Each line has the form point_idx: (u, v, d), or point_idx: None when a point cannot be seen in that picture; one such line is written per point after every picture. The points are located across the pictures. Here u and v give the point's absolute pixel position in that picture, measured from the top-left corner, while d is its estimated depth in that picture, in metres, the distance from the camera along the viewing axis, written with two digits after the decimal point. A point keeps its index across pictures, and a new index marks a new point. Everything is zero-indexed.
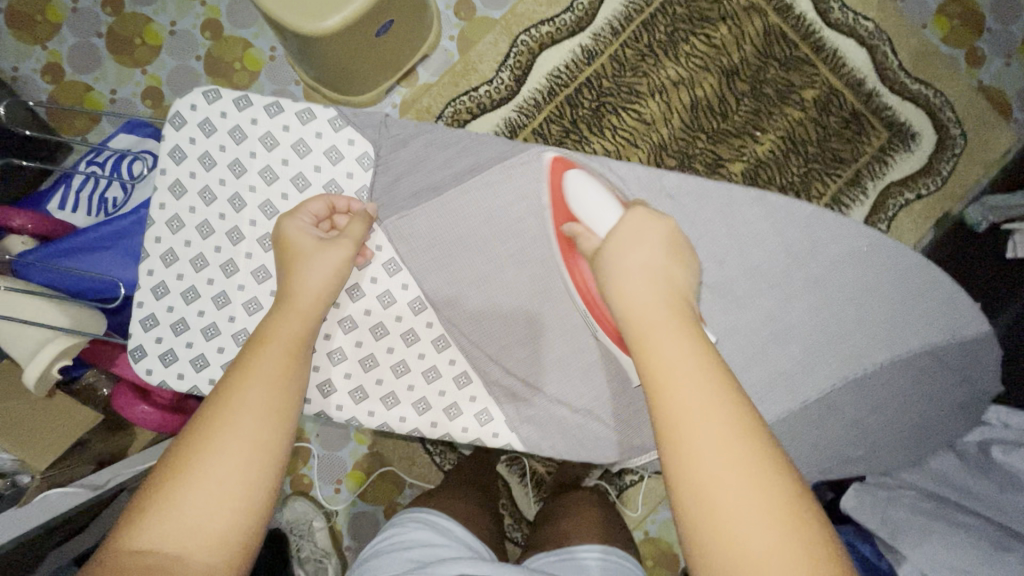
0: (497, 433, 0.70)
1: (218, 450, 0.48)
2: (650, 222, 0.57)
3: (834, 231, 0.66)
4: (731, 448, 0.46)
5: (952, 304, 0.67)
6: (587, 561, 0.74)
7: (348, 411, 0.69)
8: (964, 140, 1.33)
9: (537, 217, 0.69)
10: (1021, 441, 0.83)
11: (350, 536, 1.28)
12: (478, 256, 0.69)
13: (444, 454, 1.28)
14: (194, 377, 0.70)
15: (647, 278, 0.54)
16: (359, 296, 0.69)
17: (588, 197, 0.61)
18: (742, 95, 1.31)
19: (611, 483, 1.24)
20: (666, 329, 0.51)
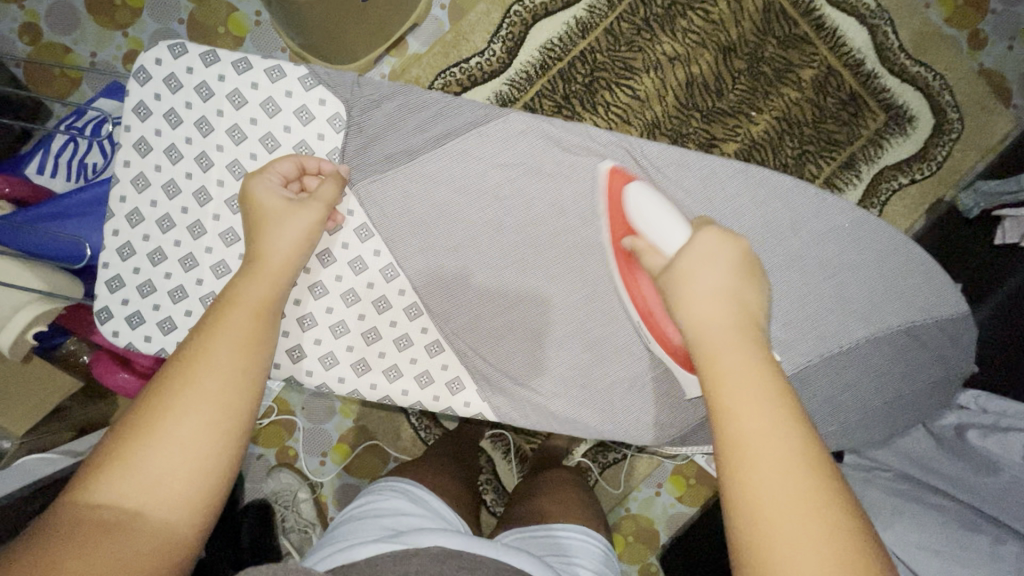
0: (469, 402, 0.70)
1: (180, 409, 0.48)
2: (720, 244, 0.56)
3: (816, 208, 0.66)
4: (778, 477, 0.43)
5: (931, 285, 0.67)
6: (561, 539, 0.74)
7: (319, 376, 0.69)
8: (962, 124, 1.31)
9: (513, 184, 0.68)
10: (997, 425, 0.83)
11: (336, 508, 1.29)
12: (454, 224, 0.68)
13: (429, 429, 1.29)
14: (161, 341, 0.69)
15: (718, 298, 0.54)
16: (330, 261, 0.68)
17: (648, 216, 0.61)
18: (739, 73, 1.28)
19: (594, 461, 1.26)
20: (733, 350, 0.51)
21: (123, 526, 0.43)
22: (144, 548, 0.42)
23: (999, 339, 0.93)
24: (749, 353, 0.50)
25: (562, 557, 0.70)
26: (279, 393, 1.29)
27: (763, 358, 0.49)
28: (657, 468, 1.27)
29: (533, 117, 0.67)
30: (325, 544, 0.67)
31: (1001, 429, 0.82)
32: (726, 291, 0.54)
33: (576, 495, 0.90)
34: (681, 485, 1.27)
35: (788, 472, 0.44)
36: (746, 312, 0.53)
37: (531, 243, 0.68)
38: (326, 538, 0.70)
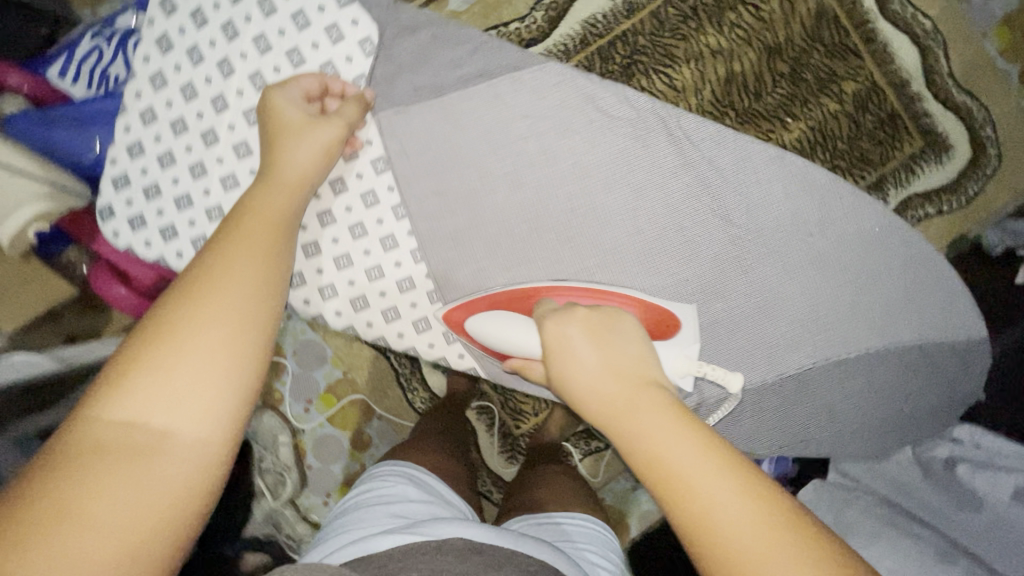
0: (463, 353, 0.70)
1: (195, 329, 0.47)
2: (565, 329, 0.55)
3: (845, 207, 0.64)
4: (741, 525, 0.42)
5: (949, 306, 0.66)
6: (565, 526, 0.74)
7: (315, 307, 0.68)
8: (999, 162, 1.28)
9: (539, 139, 0.65)
10: (989, 462, 0.82)
11: (314, 456, 1.28)
12: (473, 172, 0.66)
13: (417, 393, 1.29)
14: (160, 248, 0.68)
15: (600, 373, 0.52)
16: (342, 190, 0.67)
17: (504, 330, 0.61)
18: (781, 77, 1.25)
19: (576, 446, 1.27)
20: (643, 416, 0.49)
21: (155, 442, 0.43)
22: (179, 465, 0.43)
23: (1002, 376, 0.92)
24: (662, 425, 0.48)
25: (570, 543, 0.71)
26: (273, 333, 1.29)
27: (671, 419, 0.48)
28: None
29: (570, 70, 0.65)
30: (333, 534, 0.66)
31: (993, 466, 0.81)
32: (606, 366, 0.53)
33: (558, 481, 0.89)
34: None
35: (748, 516, 0.42)
36: (634, 379, 0.52)
37: (549, 202, 0.65)
38: (331, 529, 0.68)
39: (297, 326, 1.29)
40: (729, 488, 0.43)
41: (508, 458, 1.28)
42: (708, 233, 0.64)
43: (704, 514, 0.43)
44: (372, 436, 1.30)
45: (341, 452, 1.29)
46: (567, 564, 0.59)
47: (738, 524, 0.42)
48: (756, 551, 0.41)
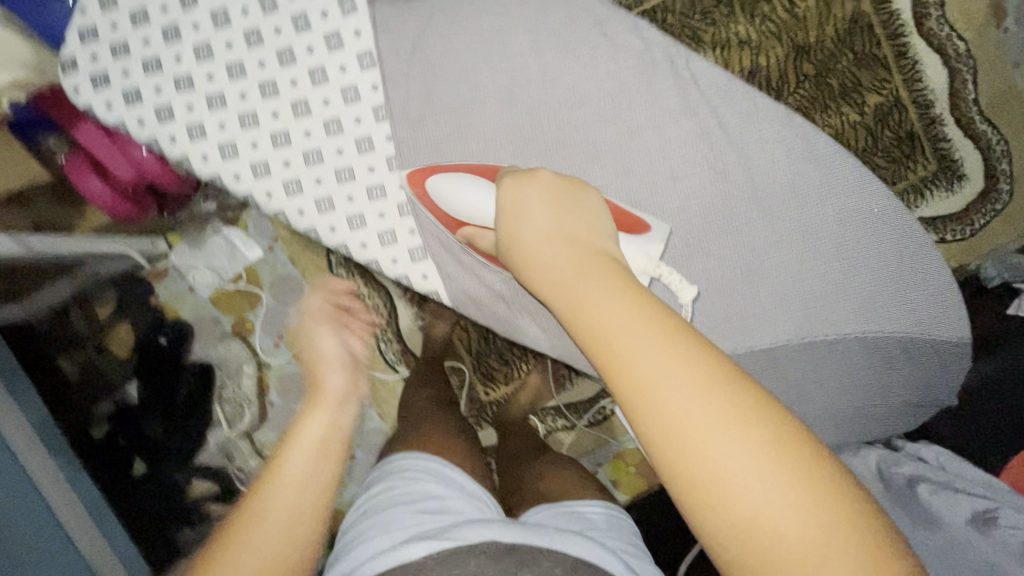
0: (426, 275, 0.69)
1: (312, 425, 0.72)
2: (523, 189, 0.55)
3: (841, 181, 0.62)
4: (713, 431, 0.41)
5: (934, 309, 0.64)
6: (586, 514, 0.73)
7: (278, 202, 0.67)
8: (1009, 198, 1.26)
9: (542, 74, 0.63)
10: (950, 484, 0.81)
11: (277, 395, 1.26)
12: (467, 85, 0.64)
13: (389, 343, 1.27)
14: (123, 112, 0.66)
15: (553, 242, 0.53)
16: (322, 81, 0.65)
17: (461, 195, 0.60)
18: (804, 78, 1.22)
19: (542, 422, 1.26)
20: (592, 290, 0.49)
21: None
22: None
23: (979, 404, 0.91)
24: (624, 309, 0.46)
25: (595, 531, 0.69)
26: (252, 264, 1.25)
27: (648, 323, 0.45)
28: (602, 447, 1.28)
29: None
30: (359, 539, 0.65)
31: (953, 488, 0.80)
32: (559, 236, 0.53)
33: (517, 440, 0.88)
34: (619, 469, 1.27)
35: (717, 423, 0.41)
36: (587, 249, 0.52)
37: (542, 131, 0.63)
38: (357, 533, 0.67)
39: (278, 259, 1.26)
40: (700, 395, 0.42)
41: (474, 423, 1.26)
42: (701, 188, 0.62)
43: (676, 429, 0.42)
44: None
45: (304, 393, 1.27)
46: (605, 556, 0.58)
47: (711, 434, 0.41)
48: (730, 458, 0.40)
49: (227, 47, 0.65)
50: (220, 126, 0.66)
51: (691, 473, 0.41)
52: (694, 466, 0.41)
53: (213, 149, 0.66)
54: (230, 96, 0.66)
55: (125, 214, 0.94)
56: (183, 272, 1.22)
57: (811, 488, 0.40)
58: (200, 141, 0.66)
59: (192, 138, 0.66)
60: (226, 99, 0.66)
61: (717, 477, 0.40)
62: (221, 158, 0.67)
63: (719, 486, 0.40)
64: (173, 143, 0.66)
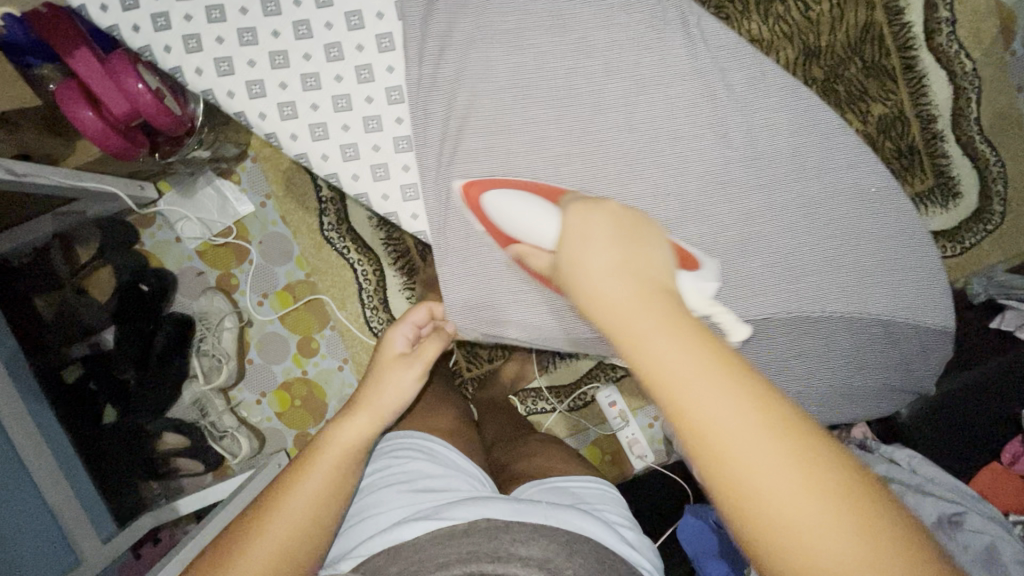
0: (416, 215, 0.68)
1: (336, 434, 0.63)
2: (587, 216, 0.50)
3: (842, 160, 0.64)
4: (797, 496, 0.37)
5: (919, 300, 0.65)
6: (574, 489, 0.67)
7: (271, 124, 0.66)
8: (1001, 220, 1.27)
9: (556, 30, 0.63)
10: (920, 486, 0.82)
11: (257, 352, 1.26)
12: (480, 31, 0.63)
13: (376, 312, 1.24)
14: (117, 15, 0.64)
15: (615, 274, 0.46)
16: (326, 4, 0.65)
17: (517, 215, 0.56)
18: (812, 81, 1.22)
19: (522, 402, 1.25)
20: (661, 328, 0.42)
21: None
22: None
23: (963, 412, 0.90)
24: (699, 357, 0.41)
25: (587, 505, 0.64)
26: (242, 219, 1.24)
27: (721, 372, 0.40)
28: (580, 433, 1.27)
29: None
30: (351, 522, 0.62)
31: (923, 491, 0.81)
32: (621, 264, 0.46)
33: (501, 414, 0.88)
34: (595, 456, 1.27)
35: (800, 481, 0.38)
36: (652, 281, 0.45)
37: (548, 84, 0.63)
38: (350, 515, 0.65)
39: (268, 216, 1.24)
40: (785, 455, 0.38)
41: None
42: (701, 155, 0.62)
43: (758, 491, 0.38)
44: (321, 346, 1.26)
45: (285, 354, 1.26)
46: (597, 527, 0.57)
47: (799, 498, 0.37)
48: (812, 523, 0.37)
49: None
50: (217, 40, 0.65)
51: (777, 538, 0.37)
52: (778, 530, 0.37)
53: (208, 63, 0.65)
54: (230, 10, 0.65)
55: (118, 152, 0.91)
56: (172, 223, 1.22)
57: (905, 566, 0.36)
58: (195, 54, 0.65)
59: (187, 49, 0.64)
60: (226, 13, 0.65)
61: (804, 548, 0.37)
62: (216, 74, 0.65)
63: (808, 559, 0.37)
64: (167, 53, 0.65)
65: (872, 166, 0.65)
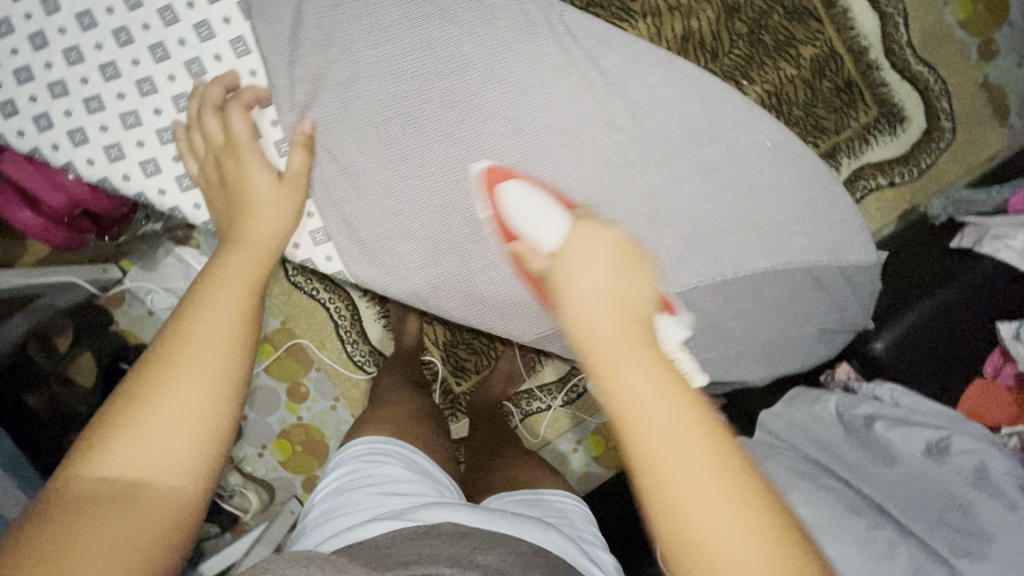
0: (330, 257, 0.69)
1: (205, 318, 0.50)
2: (590, 237, 0.44)
3: (742, 122, 0.66)
4: (711, 512, 0.36)
5: (848, 236, 0.68)
6: (560, 505, 0.70)
7: (172, 198, 0.68)
8: (952, 136, 1.27)
9: (445, 49, 0.64)
10: (907, 419, 0.82)
11: (250, 407, 1.27)
12: (353, 67, 0.64)
13: (357, 345, 1.26)
14: (3, 125, 0.66)
15: (604, 301, 0.41)
16: (199, 73, 0.66)
17: (529, 215, 0.51)
18: (738, 36, 1.21)
19: (516, 406, 1.27)
20: (627, 361, 0.39)
21: (131, 496, 0.41)
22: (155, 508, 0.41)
23: (933, 333, 0.89)
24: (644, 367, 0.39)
25: (570, 523, 0.67)
26: None
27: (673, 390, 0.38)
28: (578, 426, 1.30)
29: None
30: (321, 523, 0.62)
31: (910, 423, 0.81)
32: (609, 291, 0.41)
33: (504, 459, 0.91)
34: (599, 445, 1.30)
35: (720, 497, 0.36)
36: (633, 310, 0.41)
37: (437, 99, 0.64)
38: (319, 517, 0.64)
39: None
40: (705, 467, 0.36)
41: (449, 416, 1.28)
42: (597, 138, 0.63)
43: (680, 510, 0.36)
44: (310, 389, 1.28)
45: (278, 403, 1.27)
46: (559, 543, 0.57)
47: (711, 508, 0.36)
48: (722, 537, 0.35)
49: (96, 48, 0.65)
50: (102, 128, 0.66)
51: (687, 549, 0.36)
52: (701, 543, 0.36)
53: (99, 153, 0.67)
54: (107, 97, 0.66)
55: (63, 242, 0.93)
56: (142, 297, 1.23)
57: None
58: (83, 145, 0.66)
59: (74, 143, 0.66)
60: (104, 101, 0.66)
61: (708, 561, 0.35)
62: (107, 161, 0.67)
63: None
64: (56, 151, 0.67)
65: (770, 121, 0.67)
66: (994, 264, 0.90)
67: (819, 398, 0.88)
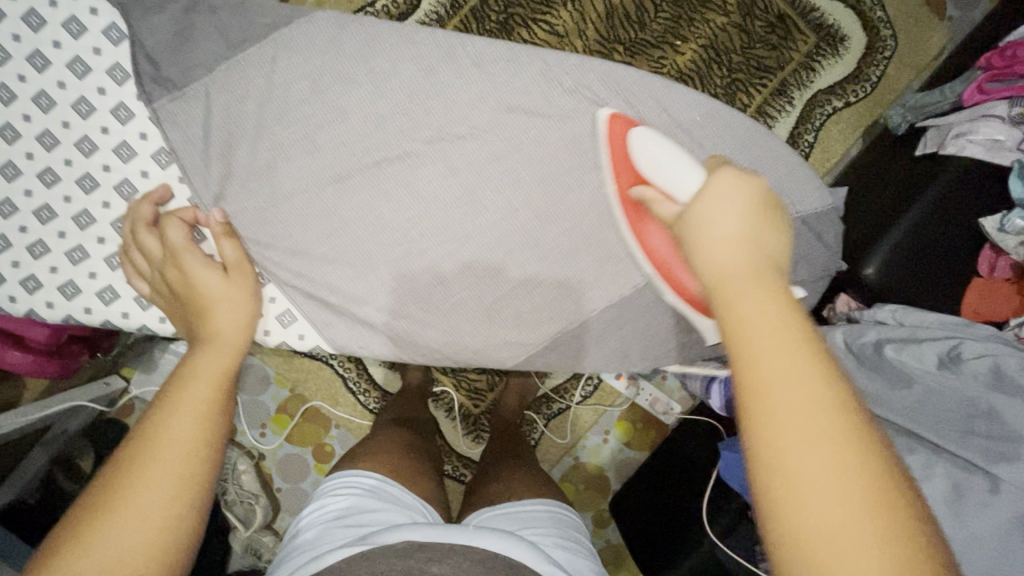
0: (302, 334, 0.70)
1: (175, 421, 0.50)
2: (734, 184, 0.49)
3: (665, 102, 0.68)
4: (826, 457, 0.38)
5: (794, 184, 0.70)
6: (559, 513, 0.79)
7: (136, 318, 0.69)
8: (895, 43, 1.27)
9: (364, 113, 0.66)
10: (914, 336, 0.81)
11: (281, 478, 1.27)
12: (274, 150, 0.66)
13: (369, 394, 1.27)
14: None
15: (735, 246, 0.46)
16: (132, 194, 0.68)
17: (660, 162, 0.58)
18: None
19: (538, 413, 1.28)
20: (752, 297, 0.44)
21: None
22: None
23: (919, 251, 0.89)
24: (778, 315, 0.42)
25: (556, 531, 0.73)
26: None
27: (806, 340, 0.42)
28: (603, 417, 1.30)
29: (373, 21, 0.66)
30: (289, 557, 0.67)
31: (918, 340, 0.80)
32: (742, 238, 0.47)
33: (524, 478, 0.91)
34: (628, 430, 1.30)
35: (831, 443, 0.38)
36: (765, 259, 0.46)
37: (369, 165, 0.66)
38: (288, 552, 0.69)
39: None
40: (829, 421, 0.39)
41: (473, 438, 1.28)
42: (535, 154, 0.67)
43: (790, 445, 0.39)
44: (334, 446, 1.28)
45: (307, 468, 1.28)
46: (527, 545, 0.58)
47: (823, 456, 0.38)
48: (831, 487, 0.37)
49: (27, 195, 0.66)
50: (52, 270, 0.67)
51: (783, 488, 0.38)
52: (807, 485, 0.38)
53: (55, 294, 0.67)
54: (49, 239, 0.67)
55: (57, 373, 0.93)
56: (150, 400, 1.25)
57: (904, 551, 0.36)
58: (38, 291, 0.67)
59: (29, 291, 0.67)
60: (47, 243, 0.67)
61: (811, 501, 0.37)
62: (66, 299, 0.67)
63: (811, 515, 0.37)
64: (13, 302, 0.67)
65: (689, 94, 0.69)
66: (962, 163, 0.89)
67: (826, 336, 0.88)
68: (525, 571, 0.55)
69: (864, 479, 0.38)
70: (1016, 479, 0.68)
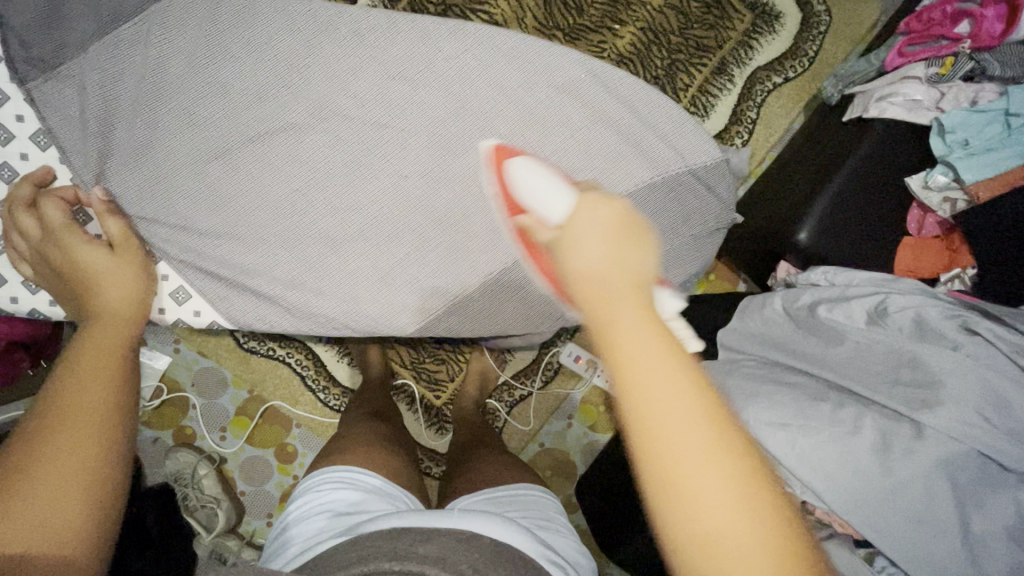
0: (198, 311, 0.71)
1: (78, 384, 0.51)
2: (597, 209, 0.43)
3: (550, 65, 0.72)
4: (706, 479, 0.35)
5: (683, 131, 0.76)
6: (534, 494, 0.78)
7: (25, 302, 0.69)
8: (829, 18, 1.30)
9: (275, 92, 0.68)
10: (843, 296, 0.83)
11: (245, 481, 1.26)
12: (183, 127, 0.68)
13: (329, 391, 1.27)
14: None
15: (604, 274, 0.40)
16: (14, 177, 0.68)
17: (533, 182, 0.51)
18: None
19: (500, 400, 1.27)
20: (625, 324, 0.38)
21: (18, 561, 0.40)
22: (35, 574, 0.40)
23: (850, 210, 0.91)
24: (649, 342, 0.37)
25: (538, 516, 0.72)
26: (165, 371, 1.25)
27: (681, 365, 0.37)
28: (566, 401, 1.30)
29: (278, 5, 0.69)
30: (282, 553, 0.66)
31: (847, 299, 0.82)
32: (613, 262, 0.41)
33: (497, 465, 0.90)
34: (592, 413, 1.31)
35: (712, 465, 0.35)
36: (638, 283, 0.40)
37: (280, 145, 0.68)
38: (279, 548, 0.68)
39: (188, 356, 1.26)
40: (704, 442, 0.35)
41: (437, 429, 1.27)
42: (433, 124, 0.70)
43: (677, 471, 0.35)
44: (297, 446, 1.27)
45: (270, 470, 1.26)
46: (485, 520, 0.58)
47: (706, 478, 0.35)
48: (714, 510, 0.34)
49: None
50: None
51: (668, 494, 0.35)
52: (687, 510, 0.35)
53: None
54: None
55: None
56: None
57: (791, 540, 0.35)
58: None
59: None
60: None
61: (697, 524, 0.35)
62: None
63: (693, 520, 0.35)
64: None
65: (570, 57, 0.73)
66: (885, 126, 0.91)
67: (766, 302, 0.88)
68: (467, 536, 0.55)
69: (750, 489, 0.35)
70: (942, 425, 0.69)
